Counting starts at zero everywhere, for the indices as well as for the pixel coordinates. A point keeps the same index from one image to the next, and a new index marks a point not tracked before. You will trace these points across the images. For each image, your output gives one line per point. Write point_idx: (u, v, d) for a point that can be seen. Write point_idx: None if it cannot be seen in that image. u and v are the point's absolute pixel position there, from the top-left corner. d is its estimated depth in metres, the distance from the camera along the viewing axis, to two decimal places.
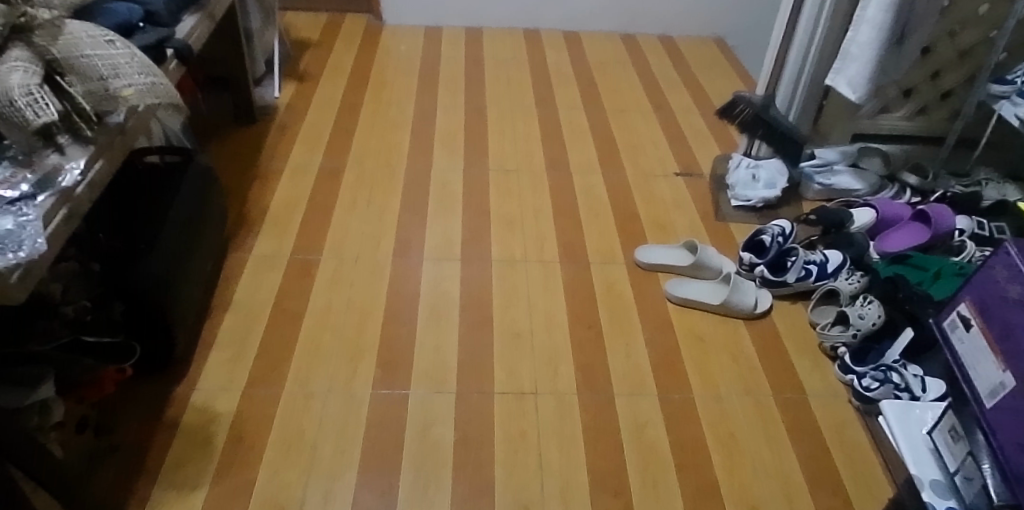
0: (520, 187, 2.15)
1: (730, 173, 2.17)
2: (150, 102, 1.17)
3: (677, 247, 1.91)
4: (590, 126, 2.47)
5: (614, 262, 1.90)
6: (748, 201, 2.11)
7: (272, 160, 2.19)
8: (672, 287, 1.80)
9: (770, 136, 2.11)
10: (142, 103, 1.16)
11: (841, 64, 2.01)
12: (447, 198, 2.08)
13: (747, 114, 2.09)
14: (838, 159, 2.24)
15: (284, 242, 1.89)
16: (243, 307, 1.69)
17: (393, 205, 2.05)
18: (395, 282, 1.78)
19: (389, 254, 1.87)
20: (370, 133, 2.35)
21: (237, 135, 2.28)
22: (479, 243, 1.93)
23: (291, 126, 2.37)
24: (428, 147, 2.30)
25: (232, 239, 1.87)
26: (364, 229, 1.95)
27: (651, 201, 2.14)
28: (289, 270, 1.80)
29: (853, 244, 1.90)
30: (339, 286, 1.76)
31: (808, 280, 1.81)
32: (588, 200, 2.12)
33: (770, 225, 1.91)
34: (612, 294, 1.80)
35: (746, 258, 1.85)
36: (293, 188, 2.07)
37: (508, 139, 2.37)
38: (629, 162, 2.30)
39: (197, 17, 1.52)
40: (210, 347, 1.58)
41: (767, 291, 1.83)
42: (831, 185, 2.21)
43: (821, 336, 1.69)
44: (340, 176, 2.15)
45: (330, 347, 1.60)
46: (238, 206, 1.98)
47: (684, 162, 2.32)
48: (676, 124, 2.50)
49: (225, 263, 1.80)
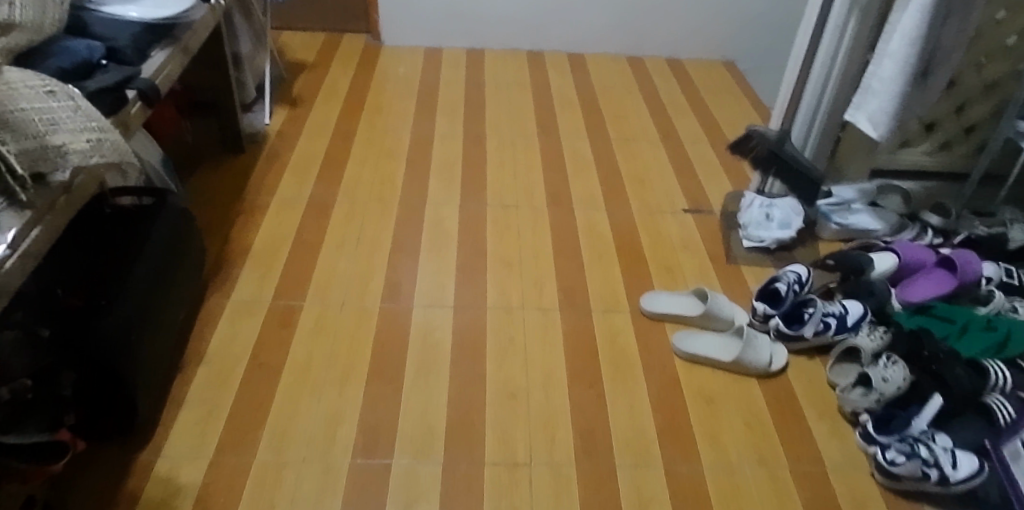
0: (519, 223, 2.02)
1: (743, 211, 2.04)
2: (96, 160, 1.08)
3: (686, 295, 1.78)
4: (595, 155, 2.34)
5: (619, 309, 1.78)
6: (761, 241, 1.98)
7: (259, 193, 2.07)
8: (679, 340, 1.68)
9: (785, 173, 1.98)
10: (86, 161, 1.07)
11: (861, 99, 1.87)
12: (442, 236, 1.96)
13: (760, 150, 1.97)
14: (856, 197, 2.10)
15: (266, 286, 1.78)
16: (219, 361, 1.58)
17: (384, 243, 1.93)
18: (382, 333, 1.67)
19: (377, 299, 1.76)
20: (363, 162, 2.23)
21: (222, 164, 2.16)
22: (474, 288, 1.81)
23: (281, 155, 2.25)
24: (423, 179, 2.17)
25: (211, 284, 1.76)
26: (352, 270, 1.84)
27: (658, 240, 2.01)
28: (269, 319, 1.69)
29: (874, 293, 1.77)
30: (322, 337, 1.65)
31: (827, 334, 1.68)
32: (591, 238, 1.99)
33: (785, 273, 1.81)
34: (615, 347, 1.68)
35: (759, 309, 1.72)
36: (279, 226, 1.96)
37: (508, 168, 2.24)
38: (635, 195, 2.17)
39: (167, 52, 1.39)
40: (178, 408, 1.48)
41: (782, 346, 1.70)
42: (848, 225, 2.06)
43: (841, 399, 1.56)
44: (329, 211, 2.03)
45: (310, 410, 1.50)
46: (219, 245, 1.87)
47: (694, 197, 2.18)
48: (686, 153, 2.37)
49: (202, 310, 1.69)
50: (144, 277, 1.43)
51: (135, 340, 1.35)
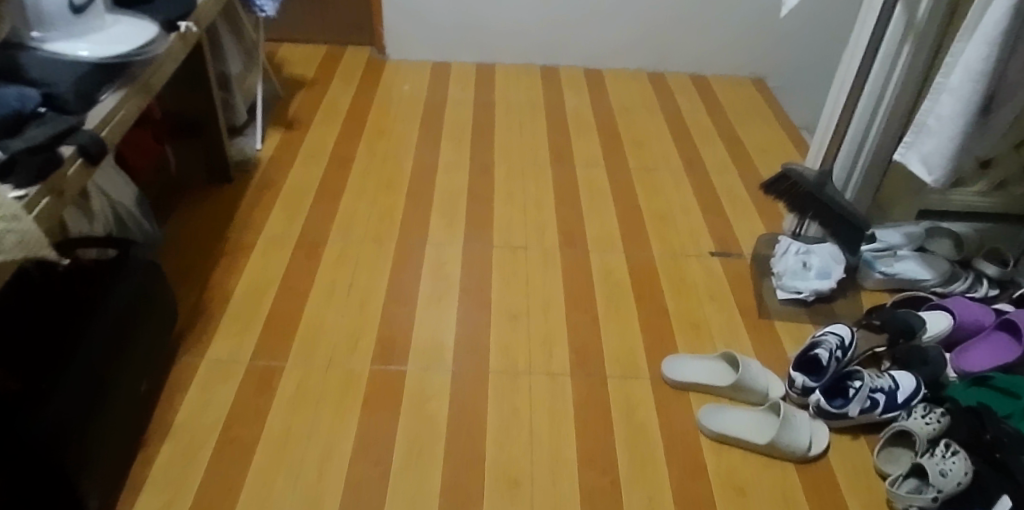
0: (528, 268, 1.83)
1: (777, 259, 1.83)
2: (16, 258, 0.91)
3: (714, 360, 1.59)
4: (613, 186, 2.13)
5: (638, 374, 1.58)
6: (797, 292, 1.77)
7: (243, 230, 1.89)
8: (706, 415, 1.50)
9: (824, 217, 1.75)
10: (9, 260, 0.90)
11: (914, 137, 1.64)
12: (442, 284, 1.77)
13: (798, 191, 1.77)
14: (903, 242, 1.88)
15: (245, 341, 1.60)
16: (187, 433, 1.42)
17: (379, 290, 1.74)
18: (371, 403, 1.50)
19: (366, 361, 1.58)
20: (360, 193, 2.05)
21: (206, 196, 1.98)
22: (476, 348, 1.62)
23: (272, 183, 2.06)
24: (424, 214, 1.98)
25: (184, 338, 1.59)
26: (341, 323, 1.65)
27: (682, 288, 1.79)
28: (246, 380, 1.52)
29: (927, 362, 1.57)
30: (304, 404, 1.48)
31: (874, 412, 1.49)
32: (607, 286, 1.78)
33: (825, 335, 1.61)
34: (634, 422, 1.49)
35: (798, 381, 1.52)
36: (264, 267, 1.78)
37: (517, 203, 2.04)
38: (657, 234, 1.96)
39: (120, 94, 1.23)
40: (139, 492, 1.32)
41: (823, 424, 1.51)
42: (894, 274, 1.84)
43: (891, 493, 1.37)
44: (319, 251, 1.84)
45: (286, 496, 1.33)
46: (196, 294, 1.70)
47: (723, 236, 1.96)
48: (713, 185, 2.16)
49: (173, 372, 1.52)
50: (95, 349, 1.26)
51: (77, 425, 1.19)
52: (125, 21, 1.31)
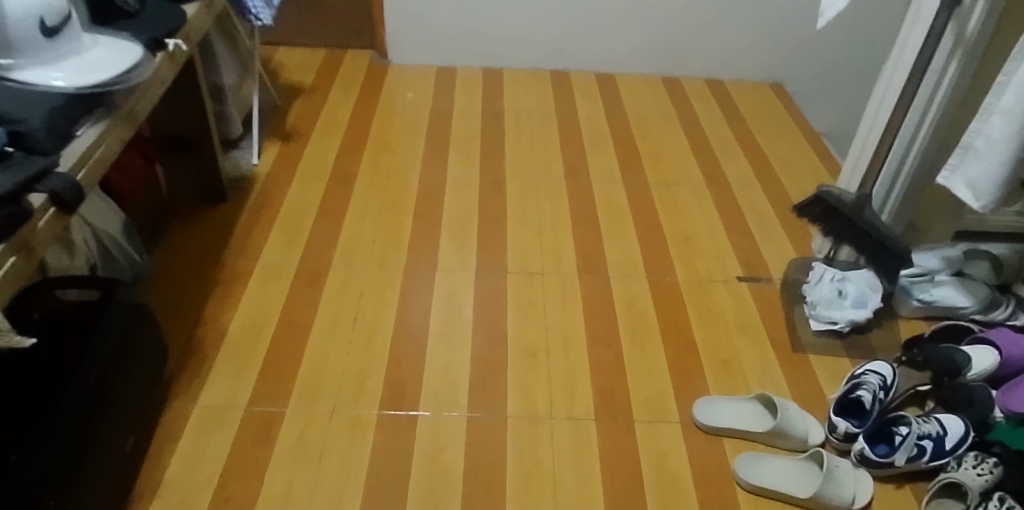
0: (546, 297, 1.72)
1: (810, 286, 1.71)
2: None
3: (749, 402, 1.49)
4: (632, 205, 2.01)
5: (666, 418, 1.48)
6: (832, 322, 1.65)
7: (239, 256, 1.77)
8: (743, 465, 1.38)
9: (861, 243, 1.62)
10: None
11: (959, 159, 1.45)
12: (455, 316, 1.66)
13: (835, 214, 1.63)
14: (940, 266, 1.72)
15: (243, 384, 1.49)
16: (179, 491, 1.31)
17: (387, 324, 1.63)
18: (380, 454, 1.39)
19: (374, 406, 1.46)
20: (364, 215, 1.92)
21: (199, 219, 1.86)
22: (492, 389, 1.51)
23: (270, 203, 1.94)
24: (433, 238, 1.87)
25: (176, 380, 1.48)
26: (346, 363, 1.54)
27: (709, 320, 1.69)
28: (243, 429, 1.41)
29: (974, 403, 1.42)
30: (305, 458, 1.37)
31: (921, 460, 1.35)
32: (631, 318, 1.68)
33: (865, 373, 1.48)
34: (663, 472, 1.39)
35: (840, 427, 1.39)
36: (262, 299, 1.67)
37: (531, 225, 1.93)
38: (681, 259, 1.84)
39: (98, 129, 1.12)
40: None
41: (865, 473, 1.37)
42: (932, 302, 1.69)
43: None
44: (321, 279, 1.72)
45: None
46: (189, 330, 1.58)
47: (751, 260, 1.85)
48: (738, 203, 2.05)
49: (165, 419, 1.41)
50: (69, 407, 1.16)
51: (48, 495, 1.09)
52: (104, 42, 1.18)
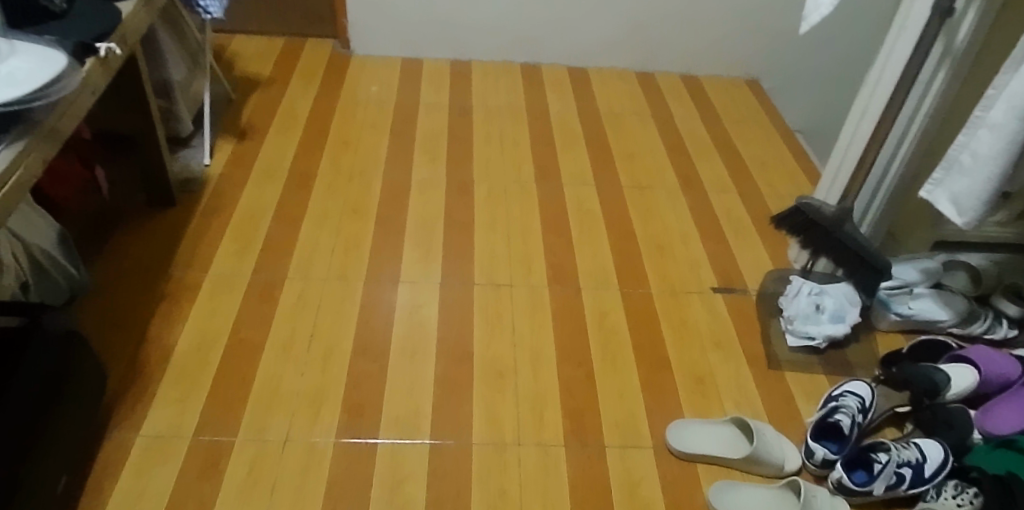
0: (515, 311, 1.64)
1: (787, 300, 1.65)
2: None
3: (723, 426, 1.43)
4: (604, 210, 1.94)
5: (638, 442, 1.41)
6: (809, 338, 1.60)
7: (188, 267, 1.66)
8: (717, 494, 1.32)
9: (841, 258, 1.57)
10: None
11: (943, 172, 1.39)
12: (418, 333, 1.58)
13: (814, 228, 1.59)
14: (919, 278, 1.68)
15: (190, 410, 1.39)
16: None
17: (346, 343, 1.54)
18: (336, 487, 1.30)
19: (330, 433, 1.38)
20: (322, 221, 1.82)
21: (145, 226, 1.75)
22: (456, 413, 1.43)
23: (223, 207, 1.83)
24: (396, 246, 1.78)
25: (117, 406, 1.39)
26: (301, 387, 1.45)
27: (684, 335, 1.62)
28: (189, 459, 1.32)
29: (953, 427, 1.38)
30: (256, 492, 1.29)
31: (900, 488, 1.31)
32: (602, 334, 1.61)
33: (842, 395, 1.44)
34: (634, 501, 1.32)
35: (818, 453, 1.35)
36: (211, 315, 1.57)
37: (499, 231, 1.84)
38: (654, 269, 1.78)
39: (15, 148, 1.02)
40: None
41: (843, 501, 1.32)
42: (911, 316, 1.66)
43: None
44: (275, 293, 1.63)
45: None
46: (133, 349, 1.48)
47: (726, 270, 1.80)
48: (713, 208, 1.98)
49: (104, 450, 1.32)
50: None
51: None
52: (23, 50, 1.08)
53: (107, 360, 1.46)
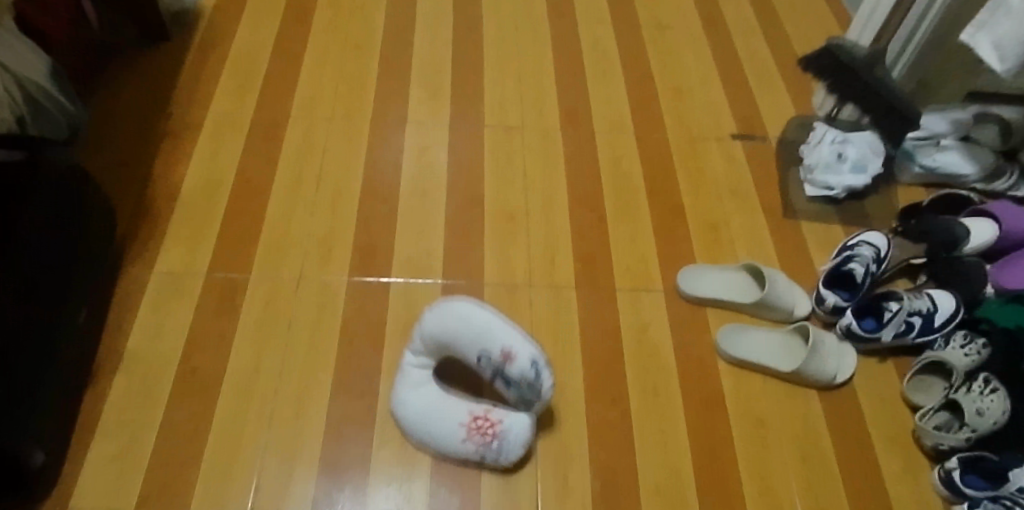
0: (526, 155, 1.59)
1: (808, 148, 1.60)
2: None
3: (734, 271, 1.41)
4: (621, 50, 1.84)
5: (650, 287, 1.41)
6: (828, 188, 1.58)
7: (187, 104, 1.59)
8: (726, 337, 1.33)
9: (869, 105, 1.50)
10: None
11: (990, 14, 1.30)
12: (427, 176, 1.54)
13: (843, 72, 1.50)
14: (948, 130, 1.63)
15: (201, 250, 1.38)
16: (140, 366, 1.24)
17: (354, 183, 1.51)
18: (350, 325, 1.32)
19: (343, 273, 1.38)
20: (325, 56, 1.73)
21: (141, 62, 1.66)
22: (468, 256, 1.42)
23: (219, 40, 1.73)
24: (402, 85, 1.70)
25: (127, 245, 1.37)
26: (311, 227, 1.43)
27: (700, 182, 1.59)
28: (205, 296, 1.33)
29: (968, 280, 1.38)
30: (273, 327, 1.30)
31: (908, 336, 1.33)
32: (616, 179, 1.57)
33: (858, 245, 1.42)
34: (645, 344, 1.34)
35: (829, 301, 1.36)
36: (215, 154, 1.52)
37: (510, 71, 1.76)
38: (671, 114, 1.71)
39: None
40: (89, 436, 1.17)
41: (850, 346, 1.35)
42: (935, 169, 1.63)
43: (918, 429, 1.24)
44: (279, 132, 1.57)
45: (257, 437, 1.19)
46: (139, 188, 1.45)
47: (746, 116, 1.73)
48: (735, 50, 1.88)
49: (119, 289, 1.32)
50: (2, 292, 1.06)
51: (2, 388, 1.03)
52: None
53: (115, 200, 1.43)
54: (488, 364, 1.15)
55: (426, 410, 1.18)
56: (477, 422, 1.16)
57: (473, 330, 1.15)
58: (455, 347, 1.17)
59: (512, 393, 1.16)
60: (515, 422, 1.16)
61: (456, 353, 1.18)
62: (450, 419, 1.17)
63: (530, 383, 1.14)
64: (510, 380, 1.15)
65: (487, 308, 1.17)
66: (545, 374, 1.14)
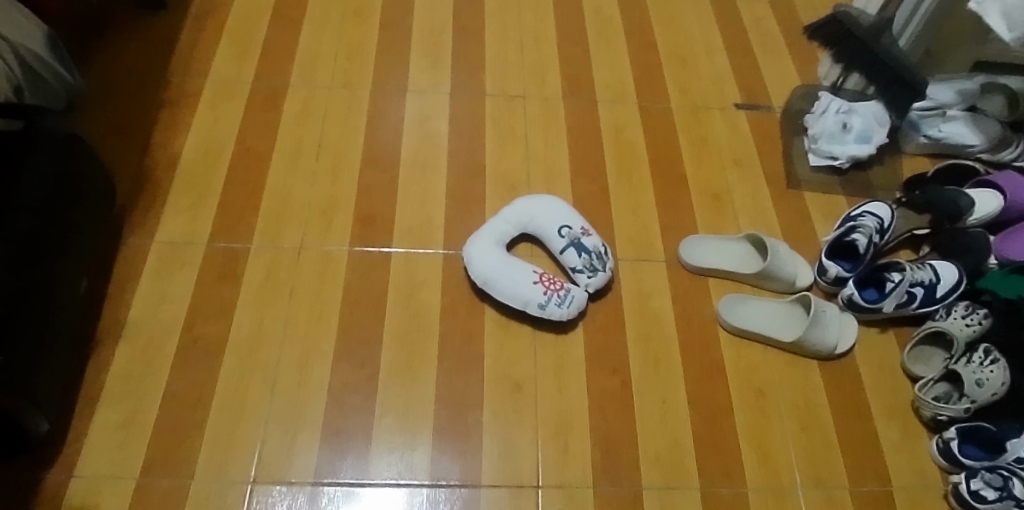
0: (528, 124, 1.58)
1: (813, 118, 1.60)
2: None
3: (736, 241, 1.41)
4: (624, 18, 1.82)
5: (652, 257, 1.41)
6: (832, 158, 1.57)
7: (186, 72, 1.58)
8: (727, 308, 1.33)
9: (874, 72, 1.48)
10: None
11: None
12: (428, 146, 1.53)
13: (850, 40, 1.49)
14: (954, 100, 1.62)
15: (201, 219, 1.38)
16: (143, 335, 1.24)
17: (354, 153, 1.50)
18: (351, 295, 1.32)
19: (344, 243, 1.37)
20: (324, 23, 1.71)
21: (139, 29, 1.64)
22: (469, 226, 1.42)
23: (217, 7, 1.71)
24: (402, 53, 1.68)
25: (128, 215, 1.37)
26: (312, 196, 1.43)
27: (703, 152, 1.58)
28: (206, 266, 1.32)
29: (971, 251, 1.38)
30: (275, 297, 1.30)
31: (910, 307, 1.33)
32: (618, 149, 1.56)
33: (861, 215, 1.41)
34: (646, 314, 1.34)
35: (831, 271, 1.35)
36: (214, 123, 1.51)
37: (512, 39, 1.74)
38: (675, 83, 1.69)
39: None
40: (93, 404, 1.17)
41: (852, 317, 1.35)
42: (940, 139, 1.61)
43: (918, 400, 1.24)
44: (279, 101, 1.56)
45: (260, 406, 1.20)
46: (139, 157, 1.44)
47: (750, 85, 1.71)
48: (740, 18, 1.86)
49: (120, 258, 1.32)
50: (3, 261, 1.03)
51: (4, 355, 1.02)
52: None
53: (115, 169, 1.42)
54: (565, 234, 1.35)
55: (497, 263, 1.30)
56: (546, 280, 1.29)
57: (553, 211, 1.37)
58: (535, 225, 1.37)
59: (579, 271, 1.32)
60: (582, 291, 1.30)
61: (535, 230, 1.38)
62: (526, 285, 1.28)
63: (600, 259, 1.33)
64: (583, 250, 1.33)
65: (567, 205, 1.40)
66: (607, 260, 1.34)
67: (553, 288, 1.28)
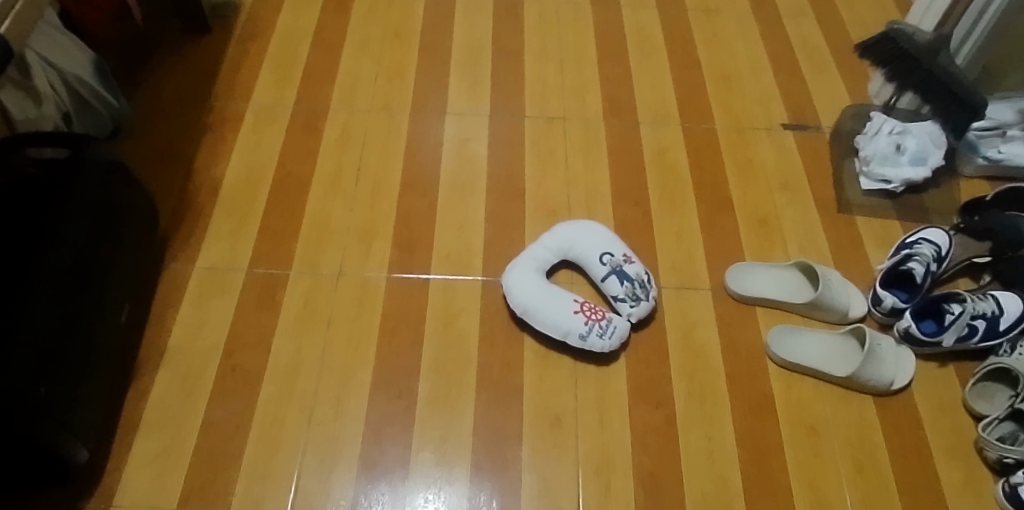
0: (568, 146, 1.55)
1: (864, 138, 1.54)
2: None
3: (785, 270, 1.36)
4: (666, 35, 1.78)
5: (696, 284, 1.37)
6: (884, 182, 1.51)
7: (228, 97, 1.59)
8: (776, 339, 1.29)
9: (929, 91, 1.42)
10: None
11: None
12: (467, 168, 1.51)
13: (903, 59, 1.43)
14: (1014, 120, 1.57)
15: (241, 245, 1.38)
16: (183, 363, 1.24)
17: (393, 176, 1.48)
18: (390, 323, 1.30)
19: (382, 268, 1.36)
20: (363, 46, 1.71)
21: (183, 54, 1.65)
22: (509, 251, 1.40)
23: (259, 30, 1.72)
24: (441, 74, 1.67)
25: (169, 240, 1.37)
26: (351, 222, 1.42)
27: (749, 174, 1.53)
28: (246, 292, 1.32)
29: None
30: (313, 324, 1.29)
31: (970, 341, 1.26)
32: (661, 171, 1.52)
33: (917, 242, 1.36)
34: (692, 345, 1.29)
35: (887, 302, 1.30)
36: (255, 148, 1.51)
37: (552, 59, 1.71)
38: (719, 104, 1.65)
39: None
40: (133, 433, 1.17)
41: (908, 351, 1.29)
42: (1000, 161, 1.54)
43: (981, 440, 1.18)
44: (319, 124, 1.56)
45: (297, 437, 1.18)
46: (181, 183, 1.45)
47: (798, 105, 1.66)
48: (787, 35, 1.81)
49: (161, 284, 1.32)
50: (28, 288, 1.02)
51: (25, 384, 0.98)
52: None
53: (158, 195, 1.43)
54: (606, 262, 1.31)
55: (537, 292, 1.27)
56: (587, 310, 1.26)
57: (594, 237, 1.34)
58: (576, 252, 1.34)
59: (621, 300, 1.29)
60: (624, 321, 1.27)
61: (576, 257, 1.34)
62: (565, 316, 1.25)
63: (642, 288, 1.29)
64: (625, 278, 1.29)
65: (609, 230, 1.37)
66: (651, 288, 1.31)
67: (593, 318, 1.25)
